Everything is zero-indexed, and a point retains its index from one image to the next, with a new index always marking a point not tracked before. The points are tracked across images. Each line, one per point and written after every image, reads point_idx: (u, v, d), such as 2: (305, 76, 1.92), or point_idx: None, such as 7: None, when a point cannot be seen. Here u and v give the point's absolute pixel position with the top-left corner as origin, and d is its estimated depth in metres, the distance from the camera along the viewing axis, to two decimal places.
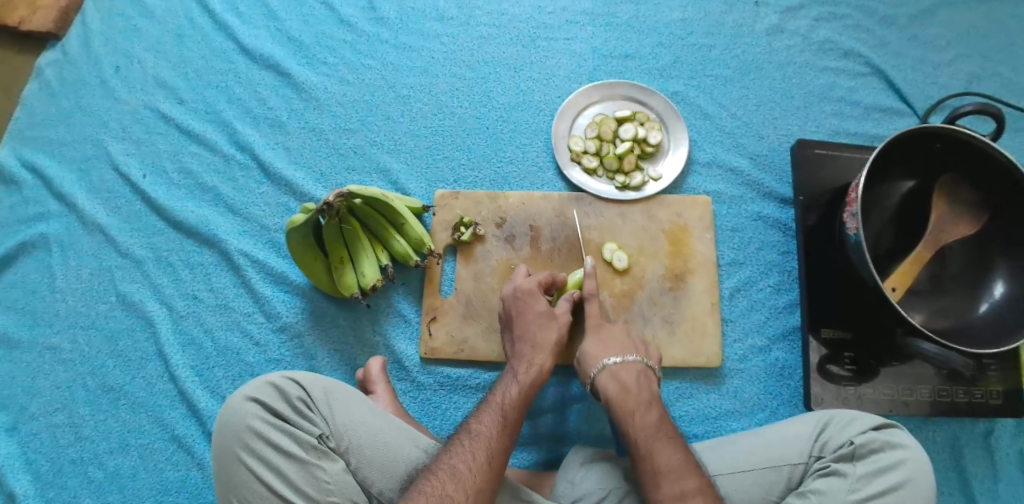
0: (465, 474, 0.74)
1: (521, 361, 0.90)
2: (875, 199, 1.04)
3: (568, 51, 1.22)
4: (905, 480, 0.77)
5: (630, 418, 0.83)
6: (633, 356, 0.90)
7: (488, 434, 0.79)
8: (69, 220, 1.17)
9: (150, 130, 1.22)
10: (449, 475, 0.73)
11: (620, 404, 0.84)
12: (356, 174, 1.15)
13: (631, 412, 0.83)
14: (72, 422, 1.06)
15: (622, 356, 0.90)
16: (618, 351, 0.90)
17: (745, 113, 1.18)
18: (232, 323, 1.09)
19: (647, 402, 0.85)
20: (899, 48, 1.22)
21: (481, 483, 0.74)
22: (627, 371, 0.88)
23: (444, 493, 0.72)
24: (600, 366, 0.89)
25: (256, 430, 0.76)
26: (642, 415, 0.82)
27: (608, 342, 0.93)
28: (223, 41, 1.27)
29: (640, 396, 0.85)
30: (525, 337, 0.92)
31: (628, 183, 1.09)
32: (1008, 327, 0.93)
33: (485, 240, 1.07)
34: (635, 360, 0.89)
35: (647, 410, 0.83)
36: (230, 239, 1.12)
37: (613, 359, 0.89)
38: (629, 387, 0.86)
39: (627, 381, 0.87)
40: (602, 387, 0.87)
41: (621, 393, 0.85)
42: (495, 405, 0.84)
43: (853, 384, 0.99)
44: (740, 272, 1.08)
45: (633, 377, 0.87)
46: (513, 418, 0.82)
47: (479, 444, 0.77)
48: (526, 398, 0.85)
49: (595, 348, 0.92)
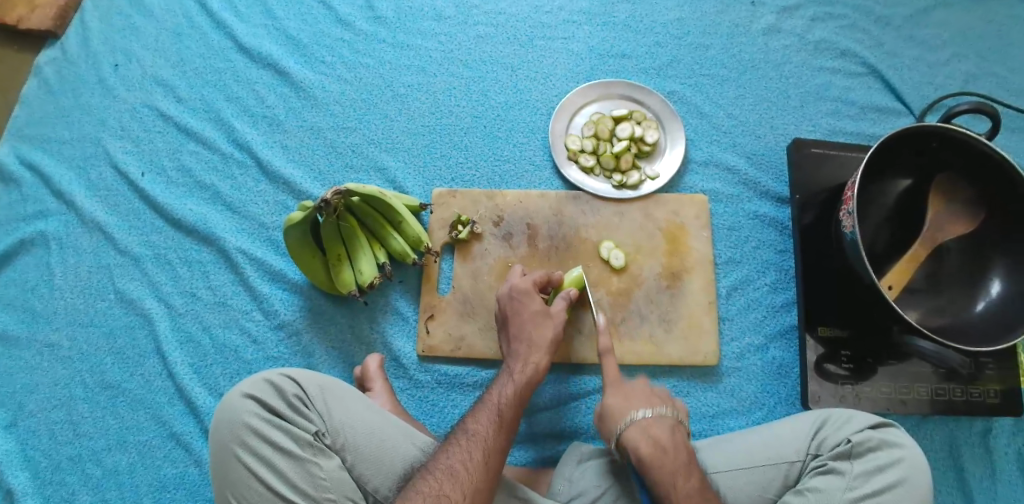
0: (462, 474, 0.74)
1: (516, 358, 0.89)
2: (872, 198, 1.04)
3: (565, 50, 1.22)
4: (901, 478, 0.77)
5: (672, 486, 0.77)
6: (662, 408, 0.84)
7: (484, 435, 0.79)
8: (67, 218, 1.17)
9: (148, 128, 1.22)
10: (446, 475, 0.74)
11: (656, 464, 0.78)
12: (354, 172, 1.16)
13: (670, 475, 0.77)
14: (71, 419, 1.06)
15: (652, 408, 0.84)
16: (648, 404, 0.84)
17: (742, 112, 1.18)
18: (230, 320, 1.09)
19: (685, 464, 0.79)
20: (895, 48, 1.23)
21: (478, 483, 0.74)
22: (660, 426, 0.82)
23: (441, 493, 0.73)
24: (629, 420, 0.82)
25: (252, 427, 0.77)
26: (684, 482, 0.77)
27: (633, 393, 0.86)
28: (221, 39, 1.27)
29: (678, 458, 0.79)
30: (521, 337, 0.91)
31: (626, 182, 1.09)
32: (1006, 324, 0.93)
33: (483, 238, 1.08)
34: (665, 413, 0.83)
35: (688, 476, 0.77)
36: (228, 237, 1.12)
37: (644, 413, 0.83)
38: (665, 446, 0.80)
39: (661, 439, 0.80)
40: (635, 444, 0.81)
41: (656, 452, 0.79)
42: (490, 405, 0.83)
43: (850, 382, 0.99)
44: (737, 270, 1.08)
45: (667, 433, 0.81)
46: (509, 417, 0.82)
47: (475, 445, 0.77)
48: (521, 397, 0.85)
49: (619, 397, 0.86)
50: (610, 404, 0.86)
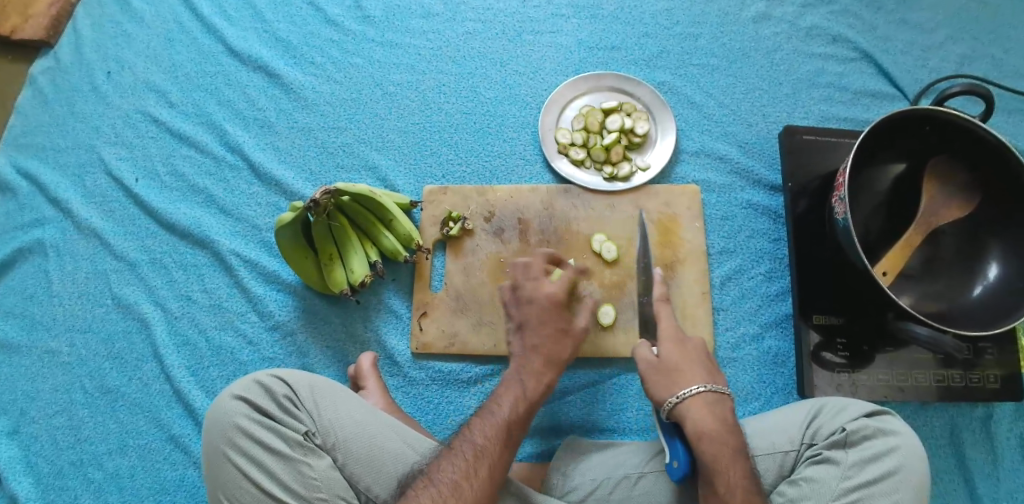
0: (466, 490, 0.73)
1: (530, 367, 0.88)
2: (865, 183, 1.03)
3: (554, 43, 1.22)
4: (898, 466, 0.76)
5: (728, 462, 0.74)
6: (721, 386, 0.81)
7: (490, 449, 0.77)
8: (64, 225, 1.18)
9: (142, 134, 1.23)
10: (450, 490, 0.73)
11: (717, 438, 0.75)
12: (345, 172, 1.16)
13: (728, 452, 0.75)
14: (72, 425, 1.06)
15: (709, 383, 0.81)
16: (707, 379, 0.81)
17: (732, 101, 1.17)
18: (225, 323, 1.09)
19: (742, 444, 0.76)
20: (888, 32, 1.21)
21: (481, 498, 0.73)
22: (722, 404, 0.79)
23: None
24: (692, 391, 0.79)
25: (242, 428, 0.77)
26: (739, 461, 0.74)
27: (693, 364, 0.83)
28: (212, 43, 1.27)
29: (737, 436, 0.77)
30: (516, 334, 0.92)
31: (616, 174, 1.09)
32: (1004, 307, 0.92)
33: (474, 234, 1.08)
34: (724, 391, 0.81)
35: (743, 457, 0.75)
36: (222, 240, 1.13)
37: (703, 387, 0.80)
38: (725, 424, 0.77)
39: (722, 416, 0.78)
40: (696, 417, 0.77)
41: (719, 428, 0.76)
42: (495, 418, 0.80)
43: (846, 370, 0.98)
44: (731, 260, 1.08)
45: (728, 412, 0.79)
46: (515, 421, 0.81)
47: (481, 459, 0.76)
48: (531, 401, 0.84)
49: (682, 364, 0.83)
50: (669, 371, 0.83)
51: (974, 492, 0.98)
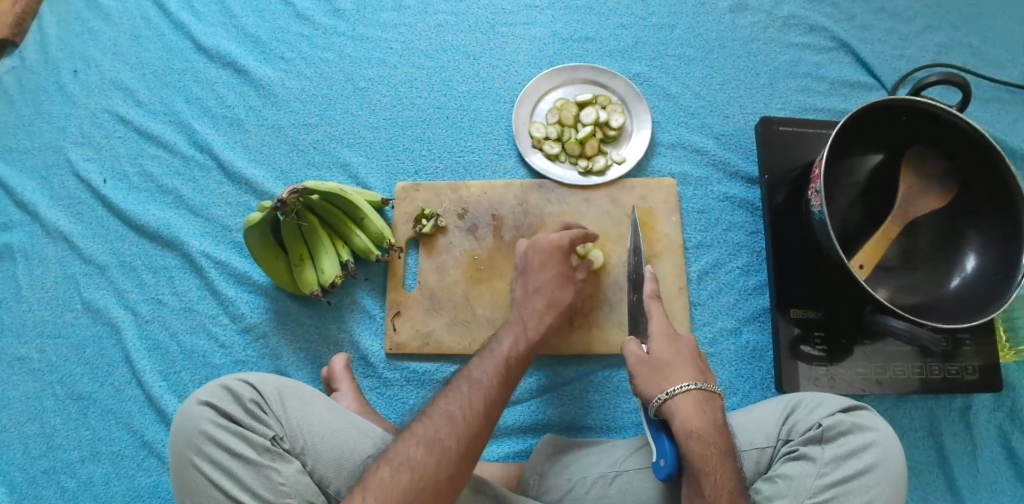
0: (460, 419, 0.72)
1: (531, 316, 0.87)
2: (842, 174, 1.01)
3: (528, 36, 1.20)
4: (874, 462, 0.75)
5: (718, 462, 0.72)
6: (714, 385, 0.80)
7: (488, 383, 0.76)
8: (31, 228, 1.15)
9: (110, 134, 1.20)
10: (444, 419, 0.72)
11: (707, 439, 0.74)
12: (316, 170, 1.14)
13: (716, 452, 0.73)
14: (43, 432, 1.04)
15: (704, 383, 0.79)
16: (699, 378, 0.79)
17: (709, 92, 1.16)
18: (197, 325, 1.07)
19: (729, 445, 0.75)
20: (865, 21, 1.20)
21: (476, 429, 0.71)
22: (713, 404, 0.78)
23: (435, 435, 0.70)
24: (685, 388, 0.77)
25: (207, 434, 0.76)
26: (728, 462, 0.73)
27: (683, 360, 0.82)
28: (179, 40, 1.24)
29: (725, 438, 0.75)
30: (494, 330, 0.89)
31: (591, 167, 1.08)
32: (982, 299, 0.91)
33: (448, 231, 1.06)
34: (716, 390, 0.79)
35: (731, 458, 0.74)
36: (192, 241, 1.11)
37: (696, 385, 0.78)
38: (716, 425, 0.76)
39: (713, 416, 0.76)
40: (686, 414, 0.76)
41: (709, 428, 0.75)
42: (499, 356, 0.80)
43: (824, 364, 0.97)
44: (708, 254, 1.07)
45: (719, 413, 0.77)
46: (514, 369, 0.79)
47: (477, 392, 0.75)
48: (529, 352, 0.83)
49: (671, 360, 0.81)
50: (660, 368, 0.81)
51: (954, 484, 0.98)
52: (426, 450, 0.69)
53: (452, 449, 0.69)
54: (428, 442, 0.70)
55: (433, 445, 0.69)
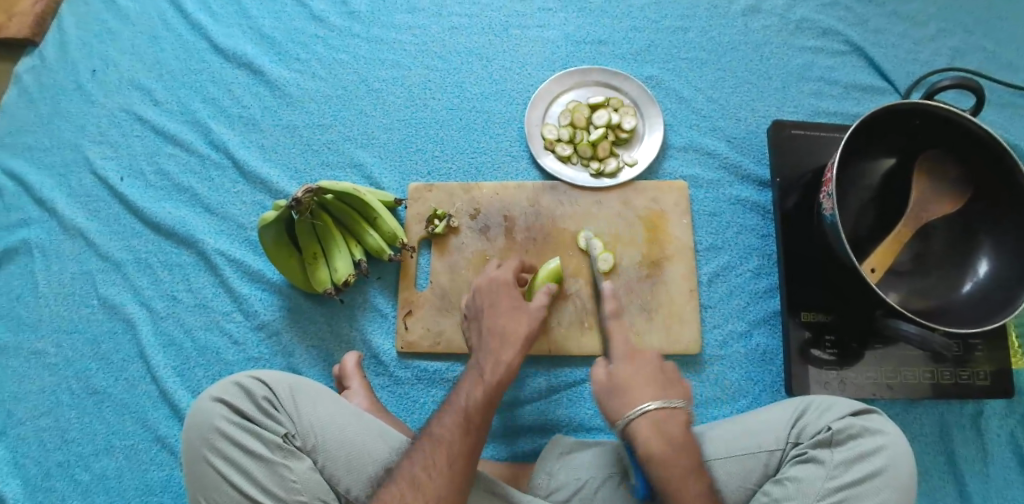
0: (424, 484, 0.74)
1: (486, 359, 0.85)
2: (854, 178, 1.01)
3: (541, 38, 1.20)
4: (884, 466, 0.75)
5: (681, 486, 0.74)
6: (676, 401, 0.80)
7: (450, 440, 0.77)
8: (49, 225, 1.17)
9: (127, 133, 1.22)
10: (408, 484, 0.74)
11: (667, 462, 0.75)
12: (329, 169, 1.15)
13: (678, 474, 0.75)
14: (59, 426, 1.06)
15: (665, 401, 0.80)
16: (661, 396, 0.80)
17: (721, 96, 1.16)
18: (211, 322, 1.09)
19: (695, 463, 0.77)
20: (879, 25, 1.20)
21: (441, 491, 0.74)
22: (672, 422, 0.78)
23: (401, 502, 0.72)
24: (641, 410, 0.78)
25: (221, 430, 0.76)
26: (693, 483, 0.75)
27: (644, 376, 0.82)
28: (197, 40, 1.26)
29: (688, 456, 0.77)
30: (495, 329, 0.89)
31: (603, 169, 1.08)
32: (994, 304, 0.91)
33: (460, 232, 1.07)
34: (679, 407, 0.80)
35: (697, 477, 0.75)
36: (207, 239, 1.12)
37: (656, 405, 0.79)
38: (675, 444, 0.77)
39: (672, 435, 0.78)
40: (644, 438, 0.77)
41: (667, 450, 0.76)
42: (457, 410, 0.81)
43: (835, 368, 0.97)
44: (719, 257, 1.07)
45: (678, 431, 0.78)
46: (477, 420, 0.79)
47: (439, 452, 0.76)
48: (492, 397, 0.82)
49: (631, 380, 0.82)
50: (619, 389, 0.82)
51: (965, 491, 0.98)
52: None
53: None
54: None
55: None
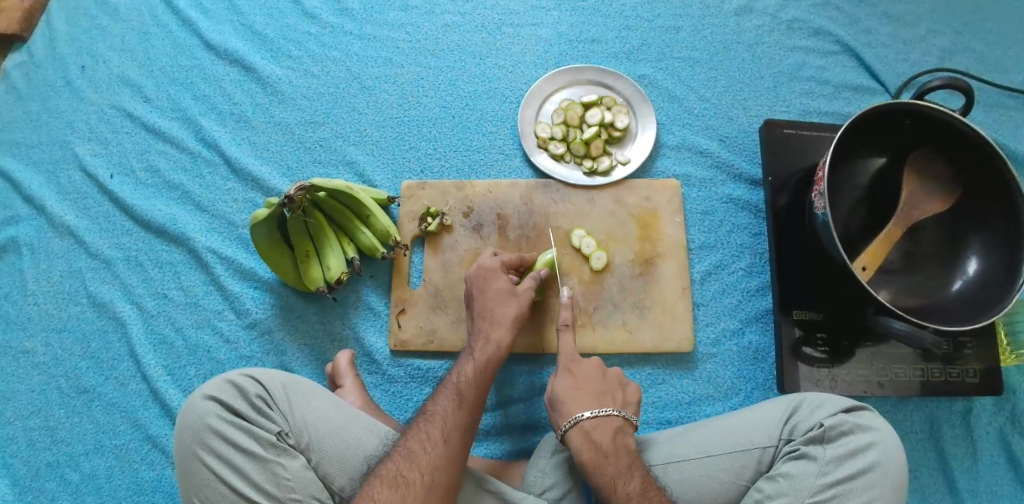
0: (419, 456, 0.75)
1: (479, 338, 0.90)
2: (845, 178, 1.02)
3: (534, 36, 1.20)
4: (875, 462, 0.76)
5: (613, 488, 0.77)
6: (607, 408, 0.83)
7: (444, 415, 0.80)
8: (38, 222, 1.15)
9: (117, 130, 1.21)
10: (404, 457, 0.75)
11: (596, 468, 0.78)
12: (322, 167, 1.14)
13: (610, 478, 0.77)
14: (47, 426, 1.05)
15: (596, 409, 0.83)
16: (593, 404, 0.83)
17: (714, 95, 1.17)
18: (202, 321, 1.08)
19: (627, 465, 0.79)
20: (870, 25, 1.21)
21: (436, 461, 0.75)
22: (601, 429, 0.81)
23: (397, 473, 0.73)
24: (572, 421, 0.82)
25: (214, 428, 0.76)
26: (624, 484, 0.77)
27: (583, 387, 0.86)
28: (187, 37, 1.25)
29: (619, 460, 0.79)
30: (484, 313, 0.92)
31: (596, 168, 1.08)
32: (982, 303, 0.92)
33: (453, 230, 1.07)
34: (610, 414, 0.83)
35: (629, 477, 0.77)
36: (198, 237, 1.11)
37: (588, 413, 0.82)
38: (604, 450, 0.80)
39: (601, 441, 0.80)
40: (576, 448, 0.81)
41: (595, 455, 0.79)
42: (451, 388, 0.84)
43: (826, 365, 0.98)
44: (711, 255, 1.07)
45: (608, 438, 0.81)
46: (470, 395, 0.83)
47: (433, 426, 0.78)
48: (483, 374, 0.85)
49: (567, 394, 0.85)
50: (556, 404, 0.85)
51: (954, 487, 0.99)
52: (390, 489, 0.72)
53: (417, 484, 0.73)
54: (391, 480, 0.73)
55: (398, 484, 0.72)
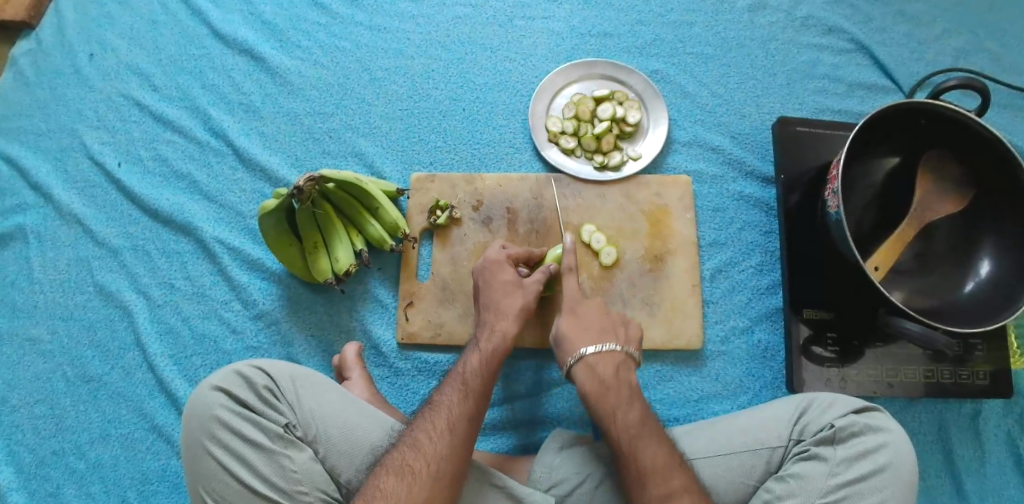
0: (425, 446, 0.75)
1: (485, 328, 0.89)
2: (859, 177, 1.01)
3: (545, 30, 1.19)
4: (886, 463, 0.76)
5: (613, 416, 0.79)
6: (611, 344, 0.84)
7: (449, 405, 0.79)
8: (45, 210, 1.15)
9: (125, 118, 1.20)
10: (409, 447, 0.75)
11: (598, 399, 0.80)
12: (331, 158, 1.14)
13: (611, 408, 0.79)
14: (53, 414, 1.05)
15: (599, 345, 0.84)
16: (598, 340, 0.84)
17: (726, 91, 1.16)
18: (209, 311, 1.07)
19: (628, 397, 0.81)
20: (884, 24, 1.20)
21: (442, 451, 0.74)
22: (605, 363, 0.83)
23: (403, 463, 0.73)
24: (577, 356, 0.83)
25: (221, 420, 0.76)
26: (623, 413, 0.79)
27: (587, 325, 0.87)
28: (197, 26, 1.25)
29: (620, 392, 0.81)
30: (490, 305, 0.91)
31: (607, 163, 1.08)
32: (995, 305, 0.91)
33: (462, 223, 1.06)
34: (614, 349, 0.84)
35: (629, 408, 0.79)
36: (205, 227, 1.11)
37: (592, 349, 0.83)
38: (607, 383, 0.81)
39: (604, 374, 0.82)
40: (580, 381, 0.83)
41: (598, 388, 0.81)
42: (457, 377, 0.83)
43: (836, 365, 0.97)
44: (722, 253, 1.07)
45: (611, 371, 0.82)
46: (476, 385, 0.81)
47: (439, 416, 0.78)
48: (489, 363, 0.84)
49: (571, 332, 0.86)
50: (560, 341, 0.87)
51: (961, 489, 0.98)
52: (396, 478, 0.72)
53: (423, 473, 0.72)
54: (397, 471, 0.72)
55: (404, 474, 0.72)
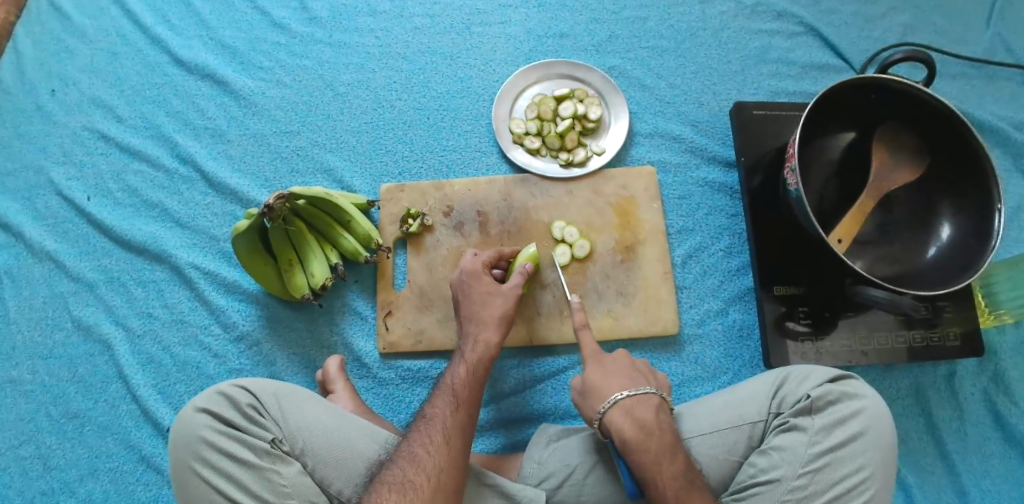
0: (423, 459, 0.76)
1: (467, 339, 0.90)
2: (817, 153, 1.03)
3: (503, 35, 1.22)
4: (863, 429, 0.78)
5: (657, 468, 0.75)
6: (645, 388, 0.82)
7: (442, 417, 0.80)
8: (16, 250, 1.14)
9: (91, 151, 1.20)
10: (409, 462, 0.75)
11: (640, 447, 0.76)
12: (301, 176, 1.15)
13: (654, 458, 0.76)
14: (40, 454, 1.04)
15: (633, 389, 0.81)
16: (631, 385, 0.82)
17: (683, 81, 1.18)
18: (190, 337, 1.08)
19: (671, 445, 0.77)
20: (831, 5, 1.23)
21: (440, 464, 0.75)
22: (642, 406, 0.80)
23: (404, 479, 0.74)
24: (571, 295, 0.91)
25: (207, 441, 0.76)
26: (669, 466, 0.75)
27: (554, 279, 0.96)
28: (157, 54, 1.25)
29: (663, 438, 0.77)
30: (469, 313, 0.93)
31: (572, 159, 1.10)
32: (956, 267, 0.94)
33: (434, 230, 1.08)
34: (648, 393, 0.81)
35: (673, 460, 0.76)
36: (179, 253, 1.11)
37: (626, 393, 0.81)
38: (649, 427, 0.78)
39: (678, 481, 0.74)
40: (619, 427, 0.78)
41: (641, 434, 0.77)
42: (447, 389, 0.84)
43: (810, 338, 0.99)
44: (691, 239, 1.09)
45: (652, 414, 0.79)
46: (465, 396, 0.83)
47: (435, 429, 0.79)
48: (475, 374, 0.86)
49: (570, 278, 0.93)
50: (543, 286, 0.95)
51: (943, 449, 1.01)
52: (398, 495, 0.72)
53: (424, 487, 0.73)
54: (399, 485, 0.73)
55: (406, 490, 0.73)
